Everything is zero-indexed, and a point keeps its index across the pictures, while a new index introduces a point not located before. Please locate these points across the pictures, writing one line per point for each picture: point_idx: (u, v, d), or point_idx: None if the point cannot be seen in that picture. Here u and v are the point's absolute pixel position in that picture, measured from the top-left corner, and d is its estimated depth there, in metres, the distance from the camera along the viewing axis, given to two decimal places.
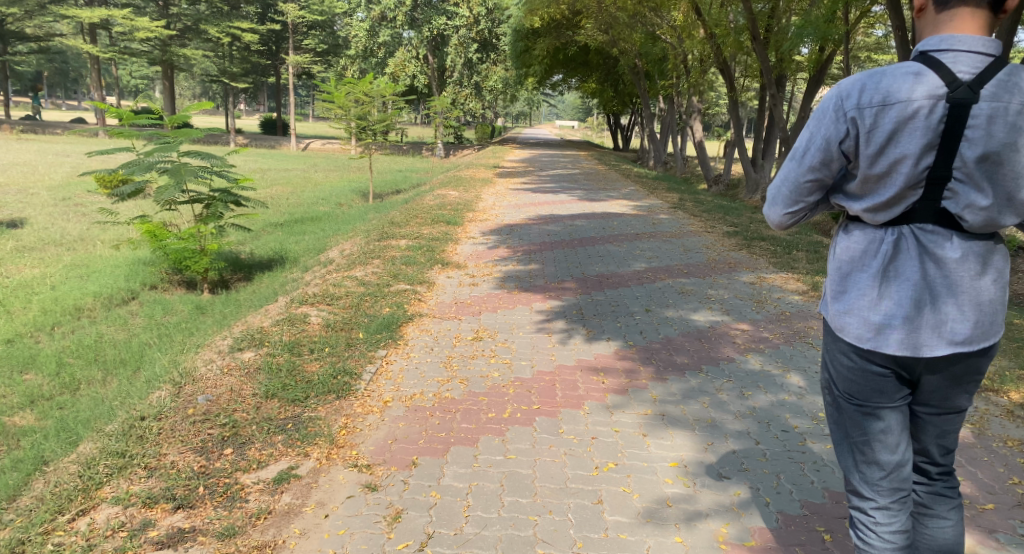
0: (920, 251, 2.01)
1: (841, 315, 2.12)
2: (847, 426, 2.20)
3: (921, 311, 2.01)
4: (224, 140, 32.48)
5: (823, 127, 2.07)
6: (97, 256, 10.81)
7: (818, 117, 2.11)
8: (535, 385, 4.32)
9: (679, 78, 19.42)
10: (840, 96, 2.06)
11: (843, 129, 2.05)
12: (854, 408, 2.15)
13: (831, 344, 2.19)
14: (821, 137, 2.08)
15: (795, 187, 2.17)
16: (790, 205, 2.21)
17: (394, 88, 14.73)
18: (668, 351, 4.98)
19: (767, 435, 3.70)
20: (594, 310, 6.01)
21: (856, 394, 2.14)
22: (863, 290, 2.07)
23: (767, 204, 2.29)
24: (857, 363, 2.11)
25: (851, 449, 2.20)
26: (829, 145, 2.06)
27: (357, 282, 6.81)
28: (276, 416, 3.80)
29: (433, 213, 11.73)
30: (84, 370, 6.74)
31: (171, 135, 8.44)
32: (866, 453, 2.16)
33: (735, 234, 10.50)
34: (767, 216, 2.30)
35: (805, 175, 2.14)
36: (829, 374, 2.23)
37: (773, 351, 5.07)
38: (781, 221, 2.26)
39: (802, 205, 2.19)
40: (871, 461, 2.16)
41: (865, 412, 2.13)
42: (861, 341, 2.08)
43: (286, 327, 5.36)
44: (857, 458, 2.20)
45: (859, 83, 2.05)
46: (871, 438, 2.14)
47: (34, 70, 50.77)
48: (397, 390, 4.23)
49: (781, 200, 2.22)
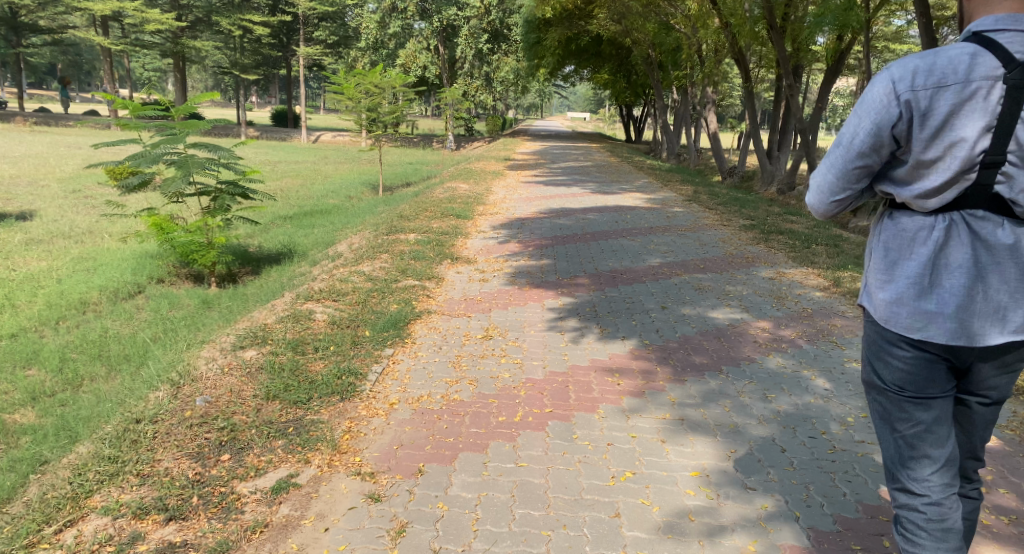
0: (972, 237, 1.84)
1: (888, 305, 1.94)
2: (894, 420, 2.02)
3: (975, 299, 1.84)
4: (235, 132, 32.40)
5: (873, 110, 1.89)
6: (104, 249, 10.70)
7: (866, 100, 1.93)
8: (548, 387, 4.14)
9: (693, 69, 19.08)
10: (891, 78, 1.89)
11: (896, 113, 1.87)
12: (901, 400, 1.98)
13: (876, 337, 2.01)
14: (870, 121, 1.90)
15: (842, 175, 1.98)
16: (836, 194, 2.02)
17: (405, 79, 14.51)
18: (685, 351, 4.78)
19: (794, 441, 3.50)
20: (608, 308, 5.82)
21: (905, 385, 1.96)
22: (913, 273, 1.89)
23: (809, 193, 2.10)
24: (906, 353, 1.93)
25: (897, 443, 2.04)
26: (880, 129, 1.88)
27: (365, 278, 6.63)
28: (277, 419, 3.63)
29: (442, 205, 11.56)
30: (88, 366, 6.63)
31: (177, 127, 8.30)
32: (914, 447, 2.00)
33: (752, 227, 10.26)
34: (808, 205, 2.12)
35: (853, 162, 1.95)
36: (873, 367, 2.05)
37: (796, 351, 4.86)
38: (823, 211, 2.07)
39: (848, 193, 2.00)
40: (920, 456, 2.00)
41: (916, 403, 1.96)
42: (912, 331, 1.90)
43: (291, 324, 5.19)
44: (900, 454, 2.04)
45: (912, 64, 1.87)
46: (920, 431, 1.98)
47: (47, 61, 50.85)
48: (403, 392, 4.05)
49: (824, 188, 2.04)
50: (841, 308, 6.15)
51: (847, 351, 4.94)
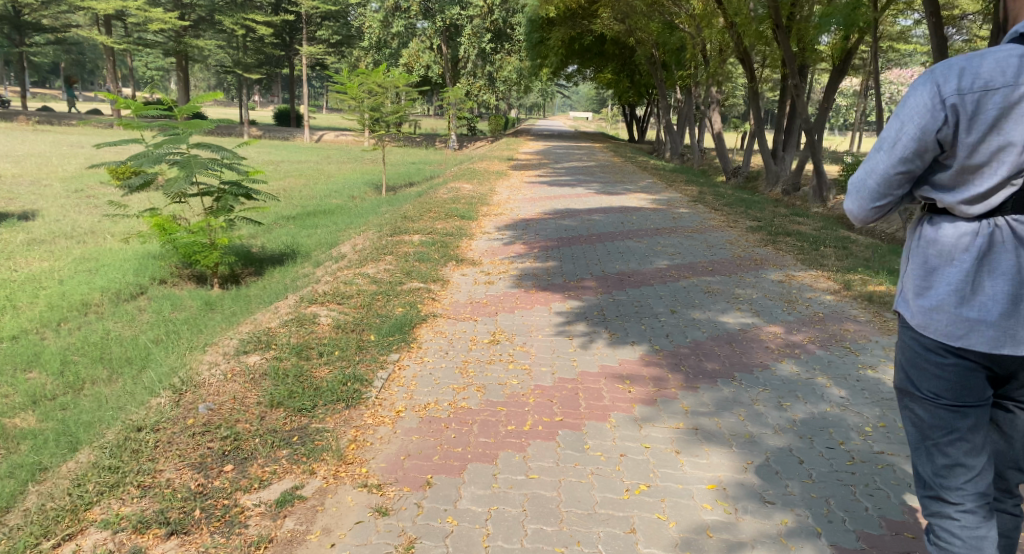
0: (1016, 243, 1.90)
1: (927, 312, 2.00)
2: (928, 429, 2.07)
3: (1017, 307, 1.90)
4: (238, 131, 32.34)
5: (917, 115, 1.95)
6: (106, 249, 10.63)
7: (907, 104, 2.00)
8: (557, 395, 4.05)
9: (697, 68, 18.99)
10: (937, 82, 1.94)
11: (941, 117, 1.92)
12: (937, 409, 2.03)
13: (914, 344, 2.06)
14: (915, 125, 1.95)
15: (883, 181, 2.05)
16: (876, 199, 2.09)
17: (408, 79, 14.42)
18: (697, 357, 4.69)
19: (812, 452, 3.42)
20: (616, 312, 5.73)
21: (942, 393, 2.01)
22: (954, 279, 1.95)
23: (849, 197, 2.17)
24: (944, 361, 1.98)
25: (930, 452, 2.09)
26: (926, 133, 1.93)
27: (369, 280, 6.54)
28: (280, 428, 3.54)
29: (447, 206, 11.48)
30: (90, 369, 6.55)
31: (181, 126, 8.21)
32: (949, 455, 2.05)
33: (759, 228, 10.16)
34: (847, 209, 2.18)
35: (895, 167, 2.01)
36: (907, 374, 2.10)
37: (809, 357, 4.78)
38: (864, 216, 2.13)
39: (890, 198, 2.06)
40: (953, 464, 2.05)
41: (954, 412, 2.01)
42: (952, 338, 1.96)
43: (294, 328, 5.10)
44: (932, 464, 2.10)
45: (956, 68, 1.93)
46: (953, 441, 2.03)
47: (51, 60, 50.92)
48: (410, 399, 3.96)
49: (866, 193, 2.10)
50: (853, 312, 6.07)
51: (861, 357, 4.85)
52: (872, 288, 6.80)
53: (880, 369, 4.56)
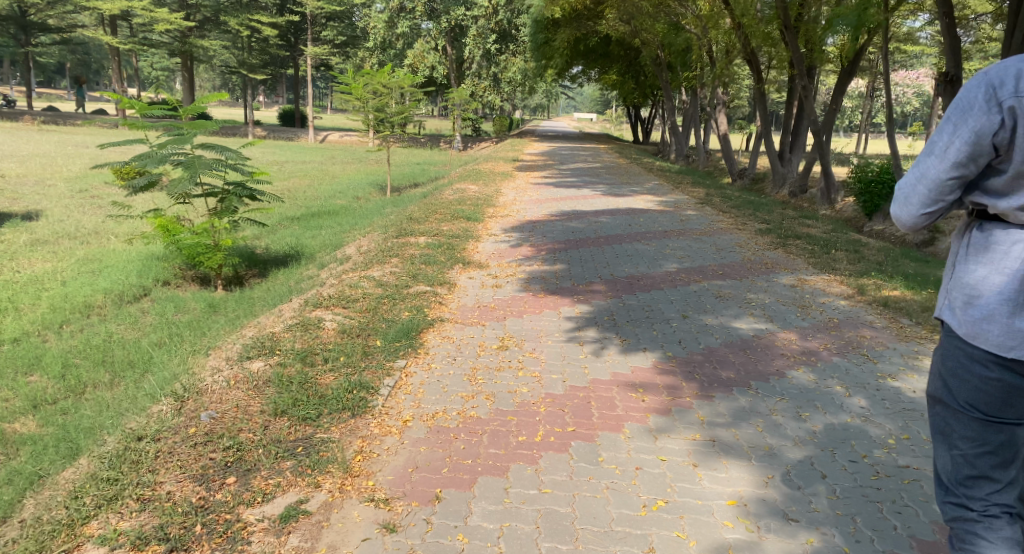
0: None
1: (978, 321, 2.12)
2: (957, 439, 2.20)
3: None
4: (243, 131, 32.28)
5: (971, 120, 2.11)
6: (110, 250, 10.55)
7: (958, 110, 2.16)
8: (569, 404, 3.94)
9: (703, 70, 18.84)
10: (993, 87, 2.09)
11: (997, 121, 2.07)
12: (972, 418, 2.16)
13: (958, 354, 2.18)
14: (971, 129, 2.10)
15: (936, 185, 2.18)
16: (928, 205, 2.21)
17: (413, 80, 14.31)
18: (711, 365, 4.58)
19: (834, 466, 3.35)
20: (627, 317, 5.62)
21: (980, 405, 2.13)
22: (1005, 293, 2.09)
23: (897, 204, 2.30)
24: (989, 374, 2.10)
25: (958, 461, 2.21)
26: (980, 137, 2.09)
27: (374, 283, 6.44)
28: (284, 437, 3.44)
29: (453, 208, 11.37)
30: (91, 373, 6.45)
31: (186, 126, 8.15)
32: (977, 467, 2.18)
33: (769, 231, 10.04)
34: (895, 216, 2.30)
35: (948, 172, 2.15)
36: (945, 384, 2.22)
37: (826, 365, 4.66)
38: (914, 222, 2.26)
39: (941, 204, 2.19)
40: (980, 475, 2.18)
41: (989, 424, 2.13)
42: (1003, 349, 2.07)
43: (299, 333, 5.00)
44: (957, 471, 2.22)
45: (1011, 75, 2.09)
46: (983, 451, 2.16)
47: (59, 60, 51.01)
48: (417, 408, 3.85)
49: (918, 199, 2.23)
50: (869, 318, 5.95)
51: (880, 365, 4.74)
52: (886, 293, 6.67)
53: (901, 379, 4.43)
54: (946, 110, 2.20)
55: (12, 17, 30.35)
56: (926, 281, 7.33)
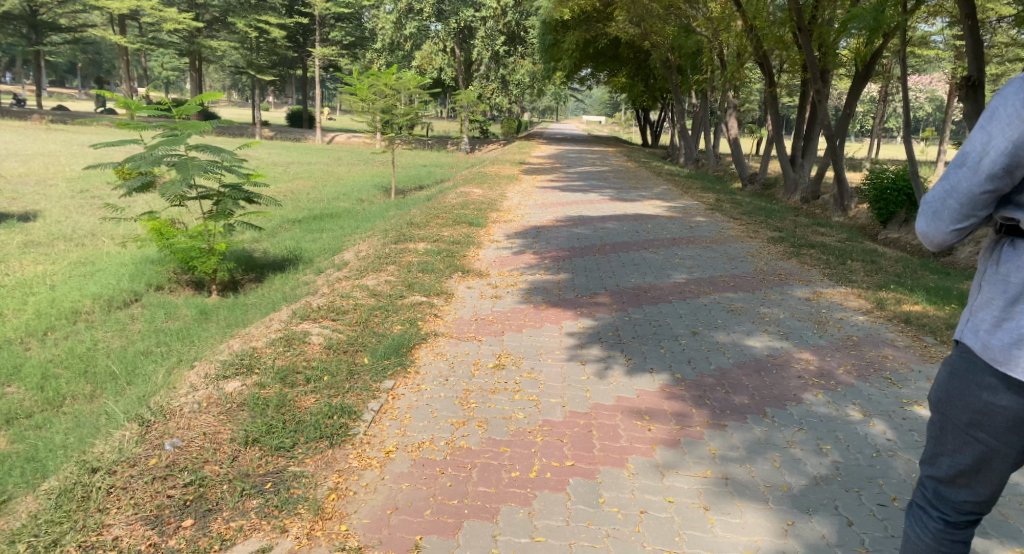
0: None
1: (1003, 345, 1.99)
2: (945, 449, 2.11)
3: None
4: (250, 132, 32.06)
5: (1007, 131, 1.99)
6: (104, 253, 10.28)
7: (994, 119, 2.04)
8: (568, 433, 3.61)
9: (714, 73, 18.48)
10: None
11: None
12: (967, 435, 2.05)
13: (970, 373, 2.06)
14: (1006, 140, 1.99)
15: (968, 200, 2.07)
16: (959, 220, 2.11)
17: (419, 81, 13.97)
18: (723, 389, 4.25)
19: (861, 511, 3.03)
20: (633, 333, 5.27)
21: (978, 423, 2.03)
22: None
23: (926, 219, 2.20)
24: (996, 400, 2.00)
25: (943, 468, 2.12)
26: (1017, 148, 1.97)
27: (368, 293, 6.12)
28: (253, 472, 3.13)
29: (455, 212, 11.04)
30: (72, 384, 6.15)
31: (178, 126, 7.85)
32: (961, 480, 2.09)
33: (782, 239, 9.68)
34: (923, 232, 2.20)
35: (981, 186, 2.03)
36: (947, 393, 2.10)
37: (847, 389, 4.28)
38: (945, 238, 2.16)
39: (973, 219, 2.08)
40: (960, 488, 2.10)
41: (976, 441, 2.04)
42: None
43: (282, 348, 4.68)
44: (944, 473, 2.12)
45: None
46: (972, 470, 2.06)
47: (73, 60, 51.13)
48: (402, 436, 3.53)
49: (949, 213, 2.13)
50: (890, 337, 5.59)
51: (905, 390, 4.36)
52: (907, 309, 6.31)
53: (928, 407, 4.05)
54: (981, 117, 2.08)
55: (22, 15, 30.31)
56: (948, 296, 6.96)
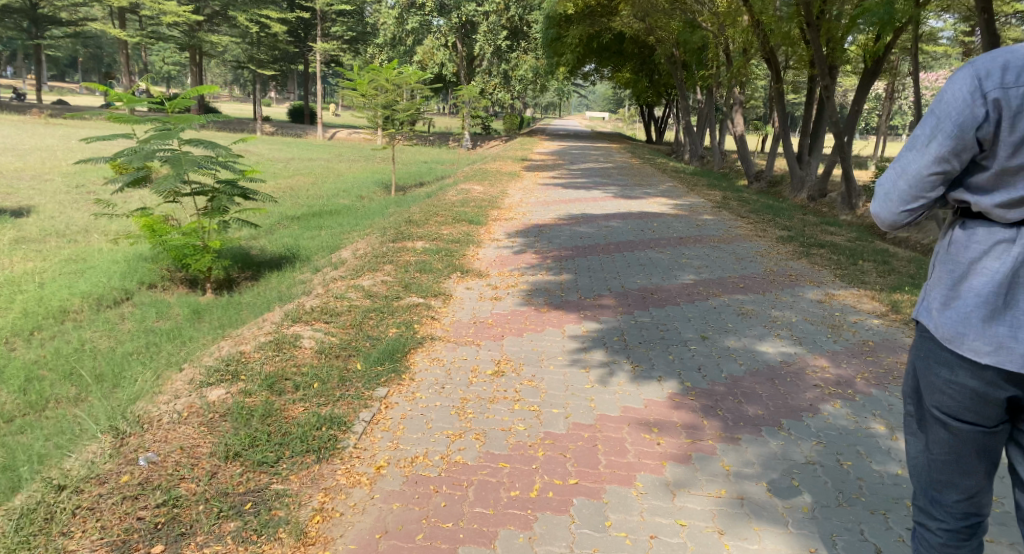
0: None
1: (953, 325, 2.06)
2: (930, 442, 2.20)
3: None
4: (250, 127, 31.77)
5: (954, 114, 2.06)
6: (96, 250, 10.05)
7: (943, 102, 2.11)
8: (572, 447, 3.40)
9: (718, 69, 18.23)
10: (979, 75, 2.05)
11: (982, 113, 2.02)
12: (944, 425, 2.13)
13: (931, 356, 2.15)
14: (954, 122, 2.05)
15: (917, 181, 2.13)
16: (909, 202, 2.18)
17: (421, 75, 13.71)
18: (736, 399, 4.02)
19: (888, 536, 2.80)
20: (639, 338, 5.04)
21: (944, 410, 2.12)
22: (983, 295, 2.03)
23: (877, 201, 2.26)
24: (953, 377, 2.07)
25: (929, 464, 2.22)
26: (964, 130, 2.03)
27: (364, 294, 5.87)
28: (232, 490, 2.91)
29: (455, 210, 10.81)
30: (56, 388, 5.92)
31: (171, 121, 7.57)
32: (944, 471, 2.17)
33: (790, 238, 9.44)
34: (875, 214, 2.27)
35: (929, 167, 2.10)
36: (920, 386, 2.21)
37: (866, 400, 4.04)
38: (895, 219, 2.22)
39: (922, 201, 2.15)
40: (946, 483, 2.18)
41: (946, 425, 2.12)
42: (978, 354, 2.01)
43: (271, 353, 4.44)
44: (935, 475, 2.20)
45: (999, 62, 2.03)
46: (954, 459, 2.14)
47: (75, 55, 51.03)
48: (394, 450, 3.30)
49: (898, 195, 2.19)
50: (907, 341, 5.37)
51: None
52: None
53: None
54: (930, 104, 2.14)
55: (22, 9, 30.09)
56: None
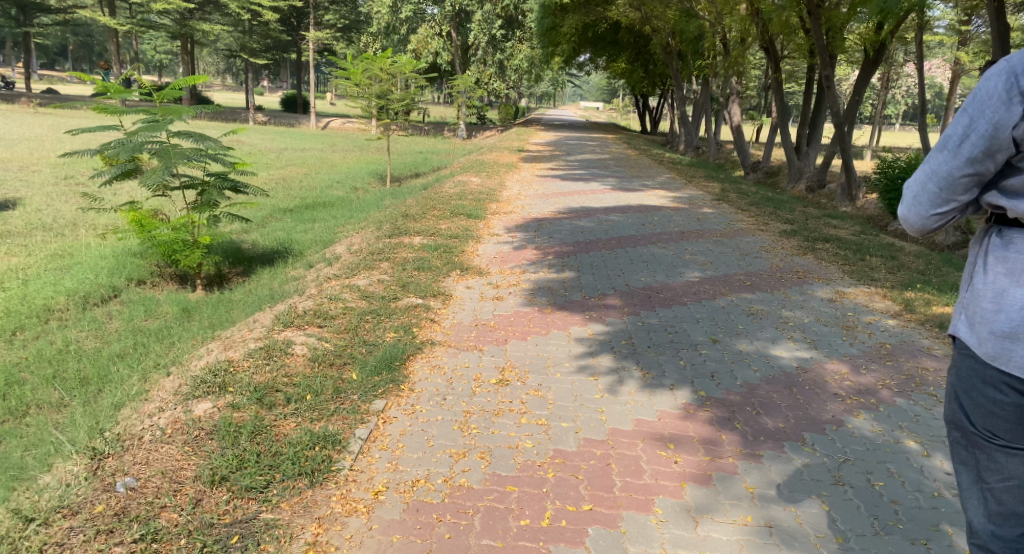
0: None
1: (1001, 341, 1.90)
2: (983, 471, 2.00)
3: None
4: (242, 117, 31.36)
5: (987, 113, 1.91)
6: (83, 245, 9.75)
7: (975, 100, 1.96)
8: (584, 467, 3.18)
9: (716, 58, 17.96)
10: (1014, 72, 1.90)
11: (1018, 112, 1.87)
12: (1003, 451, 1.94)
13: (976, 376, 1.98)
14: (987, 122, 1.91)
15: (948, 184, 2.00)
16: (939, 205, 2.04)
17: (416, 65, 13.39)
18: (754, 409, 3.80)
19: None
20: (648, 341, 4.80)
21: (997, 433, 1.94)
22: None
23: (906, 205, 2.13)
24: (1006, 399, 1.91)
25: (985, 494, 2.01)
26: (997, 130, 1.88)
27: (360, 295, 5.62)
28: (217, 521, 2.71)
29: (453, 203, 10.56)
30: (38, 392, 5.65)
31: (158, 112, 7.22)
32: (1003, 500, 1.97)
33: (794, 232, 9.21)
34: (903, 217, 2.14)
35: (961, 169, 1.96)
36: (963, 408, 2.02)
37: (892, 411, 3.82)
38: (924, 224, 2.09)
39: (954, 204, 2.01)
40: (1009, 513, 1.97)
41: (1003, 451, 1.94)
42: None
43: (262, 360, 4.18)
44: (997, 508, 1.98)
45: None
46: (1015, 486, 1.94)
47: (65, 43, 50.37)
48: (393, 472, 3.09)
49: (928, 198, 2.06)
50: (925, 344, 5.15)
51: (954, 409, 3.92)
52: (940, 311, 5.82)
53: None
54: (964, 100, 1.99)
55: None
56: None
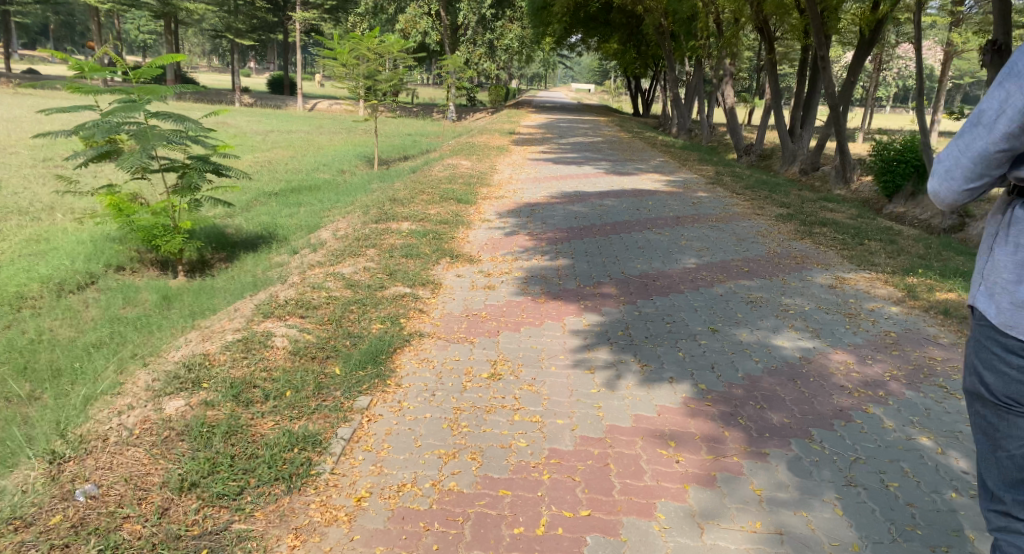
0: None
1: None
2: (1000, 438, 1.86)
3: None
4: (228, 99, 30.82)
5: None
6: (60, 230, 9.43)
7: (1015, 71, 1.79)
8: (580, 468, 2.99)
9: (709, 40, 17.68)
10: None
11: None
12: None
13: (997, 345, 1.84)
14: None
15: (982, 159, 1.83)
16: (972, 180, 1.87)
17: (405, 44, 13.05)
18: (758, 405, 3.61)
19: None
20: (645, 332, 4.61)
21: (1019, 399, 1.80)
22: None
23: (934, 179, 1.96)
24: None
25: (1002, 462, 1.87)
26: None
27: (345, 283, 5.38)
28: (185, 533, 2.52)
29: (442, 186, 10.31)
30: (8, 384, 5.39)
31: (136, 92, 6.91)
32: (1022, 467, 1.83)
33: (790, 216, 9.03)
34: (931, 192, 1.96)
35: (997, 144, 1.79)
36: (978, 376, 1.89)
37: (902, 404, 3.65)
38: (953, 200, 1.92)
39: (987, 179, 1.84)
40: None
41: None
42: None
43: (240, 353, 3.95)
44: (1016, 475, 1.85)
45: None
46: None
47: (45, 21, 49.15)
48: (377, 476, 2.89)
49: (960, 172, 1.88)
50: (930, 332, 4.98)
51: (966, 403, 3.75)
52: (943, 298, 5.65)
53: None
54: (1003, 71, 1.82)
55: None
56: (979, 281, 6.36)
